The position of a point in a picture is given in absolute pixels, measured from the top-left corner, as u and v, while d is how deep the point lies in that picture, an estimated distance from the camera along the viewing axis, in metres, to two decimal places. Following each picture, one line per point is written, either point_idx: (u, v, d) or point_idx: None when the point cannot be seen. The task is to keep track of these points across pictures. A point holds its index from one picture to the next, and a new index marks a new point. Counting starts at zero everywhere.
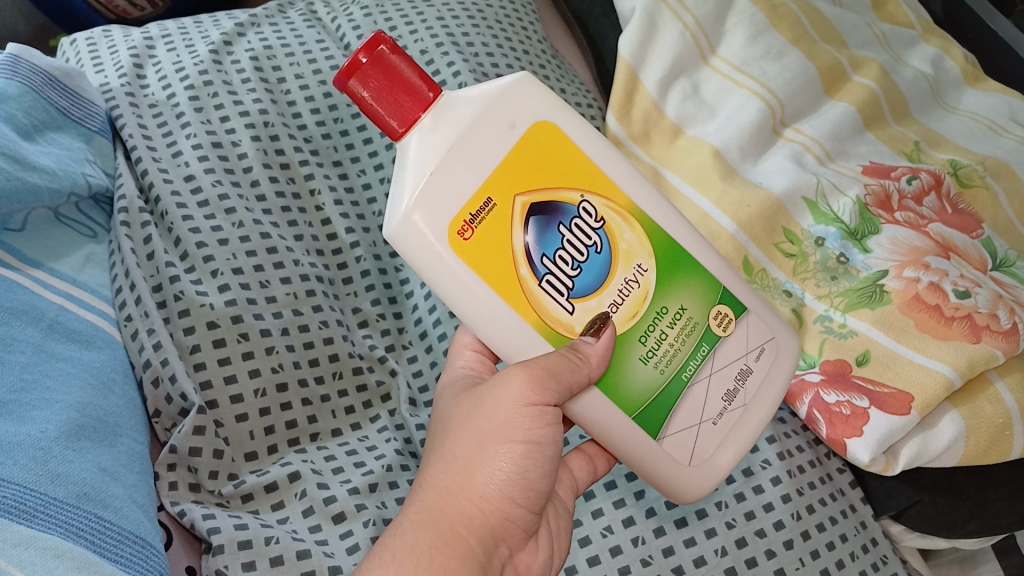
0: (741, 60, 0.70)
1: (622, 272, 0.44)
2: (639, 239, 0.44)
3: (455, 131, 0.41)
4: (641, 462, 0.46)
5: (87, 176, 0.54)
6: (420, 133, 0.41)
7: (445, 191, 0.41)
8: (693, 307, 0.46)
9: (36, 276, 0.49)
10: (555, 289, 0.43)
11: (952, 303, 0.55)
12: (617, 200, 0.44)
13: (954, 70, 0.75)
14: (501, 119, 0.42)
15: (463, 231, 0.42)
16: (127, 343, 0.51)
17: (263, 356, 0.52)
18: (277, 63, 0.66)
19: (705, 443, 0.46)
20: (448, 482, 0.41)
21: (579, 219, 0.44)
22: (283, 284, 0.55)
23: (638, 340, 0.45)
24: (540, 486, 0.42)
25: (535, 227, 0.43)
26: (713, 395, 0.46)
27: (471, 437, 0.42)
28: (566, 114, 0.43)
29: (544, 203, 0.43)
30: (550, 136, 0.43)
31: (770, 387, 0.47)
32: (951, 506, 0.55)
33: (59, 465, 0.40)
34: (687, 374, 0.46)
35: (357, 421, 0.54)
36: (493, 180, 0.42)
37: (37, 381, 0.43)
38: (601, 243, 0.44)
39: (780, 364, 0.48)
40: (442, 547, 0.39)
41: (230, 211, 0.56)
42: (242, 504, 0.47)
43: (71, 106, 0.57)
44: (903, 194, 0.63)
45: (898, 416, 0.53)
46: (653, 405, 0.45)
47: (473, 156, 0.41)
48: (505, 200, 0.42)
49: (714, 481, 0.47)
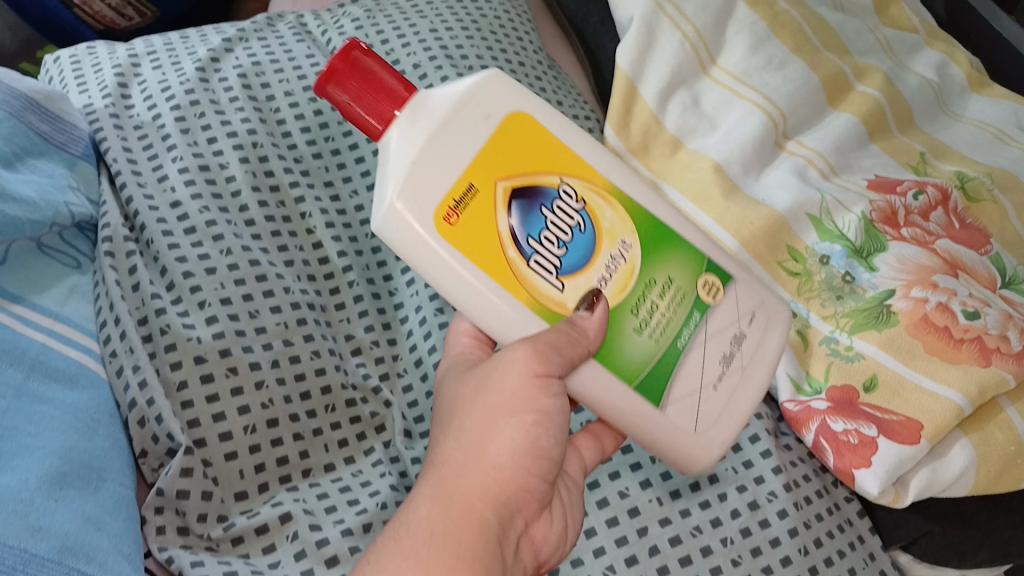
0: (742, 71, 0.69)
1: (605, 248, 0.43)
2: (621, 217, 0.43)
3: (433, 124, 0.40)
4: (645, 435, 0.44)
5: (69, 205, 0.52)
6: (398, 128, 0.41)
7: (429, 179, 0.40)
8: (680, 278, 0.44)
9: (17, 313, 0.47)
10: (545, 268, 0.42)
11: (962, 324, 0.54)
12: (595, 182, 0.43)
13: (959, 76, 0.74)
14: (475, 113, 0.41)
15: (450, 217, 0.41)
16: (113, 381, 0.49)
17: (252, 390, 0.50)
18: (266, 80, 0.64)
19: (707, 407, 0.44)
20: (459, 457, 0.39)
21: (561, 201, 0.42)
22: (273, 313, 0.53)
23: (629, 313, 0.43)
24: (552, 457, 0.41)
25: (519, 208, 0.41)
26: (711, 358, 0.44)
27: (479, 414, 0.40)
28: (537, 102, 0.43)
29: (525, 187, 0.42)
30: (525, 126, 0.42)
31: (763, 352, 0.46)
32: (961, 536, 0.53)
33: (40, 519, 0.39)
34: (682, 341, 0.44)
35: (350, 454, 0.53)
36: (474, 165, 0.41)
37: (18, 427, 0.42)
38: (583, 223, 0.42)
39: (771, 332, 0.46)
40: (458, 520, 0.37)
41: (218, 238, 0.54)
42: (233, 548, 0.46)
43: (53, 131, 0.55)
44: (909, 209, 0.61)
45: (907, 445, 0.51)
46: (653, 373, 0.43)
47: (452, 146, 0.40)
48: (487, 185, 0.41)
49: (721, 447, 0.45)
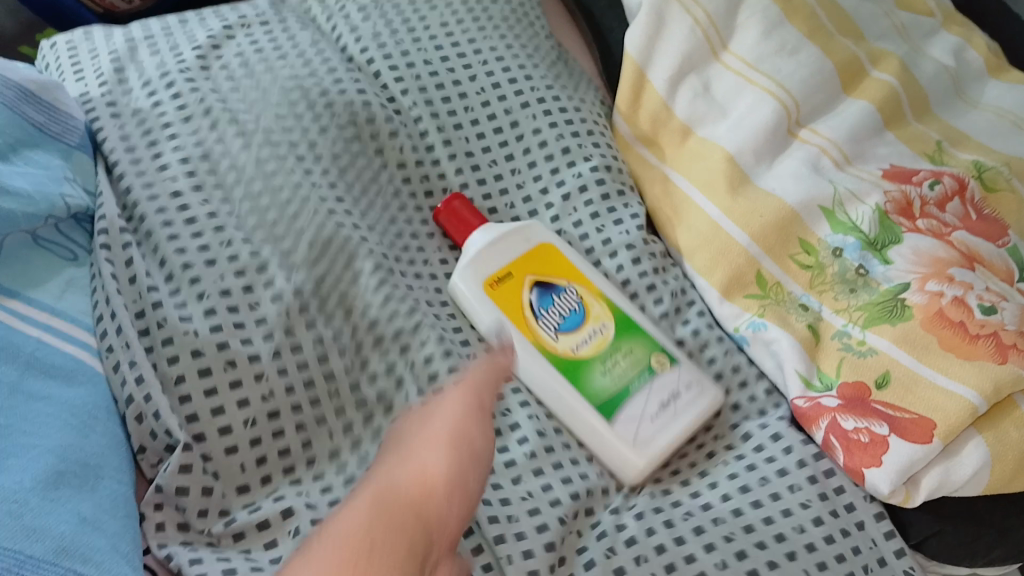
0: (754, 57, 0.66)
1: (591, 325, 0.57)
2: (605, 310, 0.58)
3: (501, 232, 0.59)
4: (581, 438, 0.54)
5: (64, 197, 0.51)
6: (481, 231, 0.59)
7: (487, 262, 0.58)
8: (636, 350, 0.56)
9: (14, 308, 0.46)
10: (548, 325, 0.56)
11: (978, 320, 0.53)
12: (590, 287, 0.58)
13: (976, 61, 0.72)
14: (525, 237, 0.59)
15: (495, 284, 0.57)
16: (110, 376, 0.48)
17: (252, 383, 0.49)
18: (268, 66, 0.62)
19: (646, 432, 0.53)
20: (387, 481, 0.33)
21: (566, 295, 0.58)
22: (273, 302, 0.52)
23: (596, 363, 0.55)
24: (478, 497, 0.35)
25: (537, 291, 0.58)
26: (651, 402, 0.54)
27: (413, 441, 0.36)
28: (563, 245, 0.60)
29: (546, 283, 0.58)
30: (551, 256, 0.59)
31: (697, 417, 0.55)
32: (973, 535, 0.51)
33: (36, 519, 0.38)
34: (634, 387, 0.55)
35: (358, 438, 0.50)
36: (516, 262, 0.58)
37: (13, 427, 0.41)
38: (578, 306, 0.57)
39: (706, 396, 0.55)
40: (385, 527, 0.30)
41: (219, 229, 0.53)
42: (234, 544, 0.45)
43: (48, 121, 0.54)
44: (925, 200, 0.60)
45: (919, 445, 0.50)
46: (607, 400, 0.54)
47: (506, 249, 0.59)
48: (520, 275, 0.58)
49: (647, 468, 0.53)
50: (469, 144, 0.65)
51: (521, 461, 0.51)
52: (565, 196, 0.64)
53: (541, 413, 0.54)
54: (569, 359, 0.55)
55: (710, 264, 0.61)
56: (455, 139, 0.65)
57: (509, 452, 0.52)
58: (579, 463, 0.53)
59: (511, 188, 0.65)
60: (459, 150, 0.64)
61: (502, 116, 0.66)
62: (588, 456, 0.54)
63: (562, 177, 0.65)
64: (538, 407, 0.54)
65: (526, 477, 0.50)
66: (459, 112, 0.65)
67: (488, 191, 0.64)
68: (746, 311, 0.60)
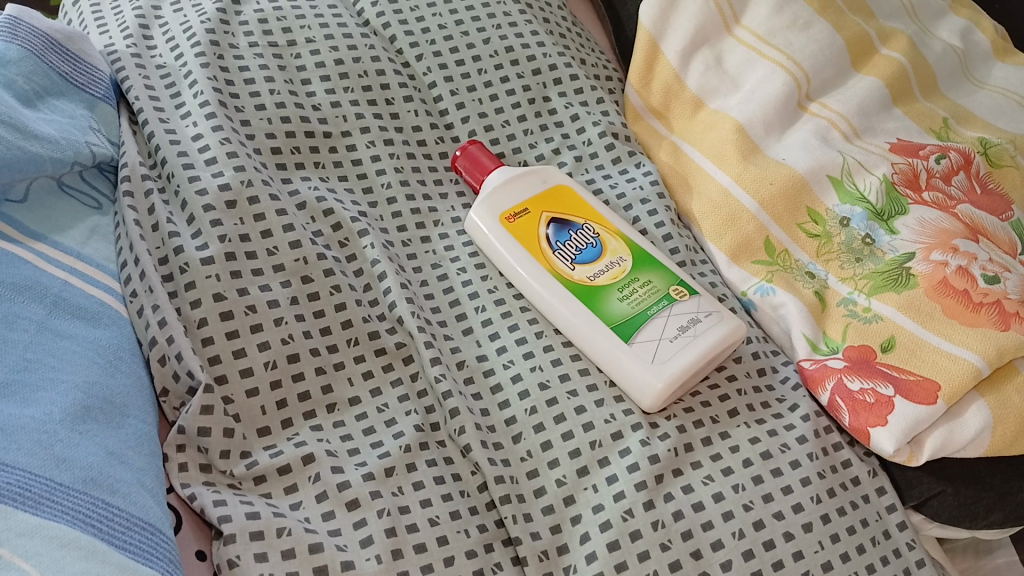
0: (766, 31, 0.67)
1: (607, 258, 0.57)
2: (624, 246, 0.58)
3: (515, 169, 0.60)
4: (605, 362, 0.53)
5: (90, 144, 0.52)
6: (499, 169, 0.60)
7: (504, 197, 0.59)
8: (655, 279, 0.56)
9: (39, 250, 0.48)
10: (564, 257, 0.57)
11: (981, 288, 0.54)
12: (608, 226, 0.59)
13: (983, 43, 0.72)
14: (540, 177, 0.61)
15: (511, 218, 0.58)
16: (133, 320, 0.49)
17: (272, 328, 0.50)
18: (288, 25, 0.63)
19: (664, 353, 0.52)
20: None
21: (582, 231, 0.58)
22: (291, 250, 0.53)
23: (614, 289, 0.55)
24: None
25: (553, 226, 0.58)
26: (671, 326, 0.54)
27: None
28: (580, 188, 0.61)
29: (563, 219, 0.59)
30: (569, 197, 0.60)
31: (722, 338, 0.53)
32: (974, 497, 0.53)
33: (65, 450, 0.39)
34: (652, 311, 0.54)
35: (376, 386, 0.51)
36: (533, 199, 0.59)
37: (41, 360, 0.42)
38: (595, 242, 0.58)
39: (730, 325, 0.54)
40: None
41: (240, 168, 0.53)
42: (255, 486, 0.46)
43: (74, 71, 0.55)
44: (931, 173, 0.61)
45: (923, 406, 0.51)
46: (625, 323, 0.54)
47: (523, 184, 0.60)
48: (537, 211, 0.59)
49: (670, 386, 0.51)
50: (482, 105, 0.65)
51: (542, 407, 0.52)
52: (576, 158, 0.65)
53: (563, 353, 0.54)
54: (584, 286, 0.55)
55: (717, 230, 0.62)
56: (469, 101, 0.65)
57: (529, 397, 0.52)
58: (604, 405, 0.52)
59: (523, 146, 0.65)
60: (472, 111, 0.65)
61: (515, 80, 0.67)
62: (615, 389, 0.53)
63: (573, 142, 0.66)
64: (562, 349, 0.54)
65: (547, 425, 0.51)
66: (473, 75, 0.66)
67: (501, 151, 0.65)
68: (754, 276, 0.61)
